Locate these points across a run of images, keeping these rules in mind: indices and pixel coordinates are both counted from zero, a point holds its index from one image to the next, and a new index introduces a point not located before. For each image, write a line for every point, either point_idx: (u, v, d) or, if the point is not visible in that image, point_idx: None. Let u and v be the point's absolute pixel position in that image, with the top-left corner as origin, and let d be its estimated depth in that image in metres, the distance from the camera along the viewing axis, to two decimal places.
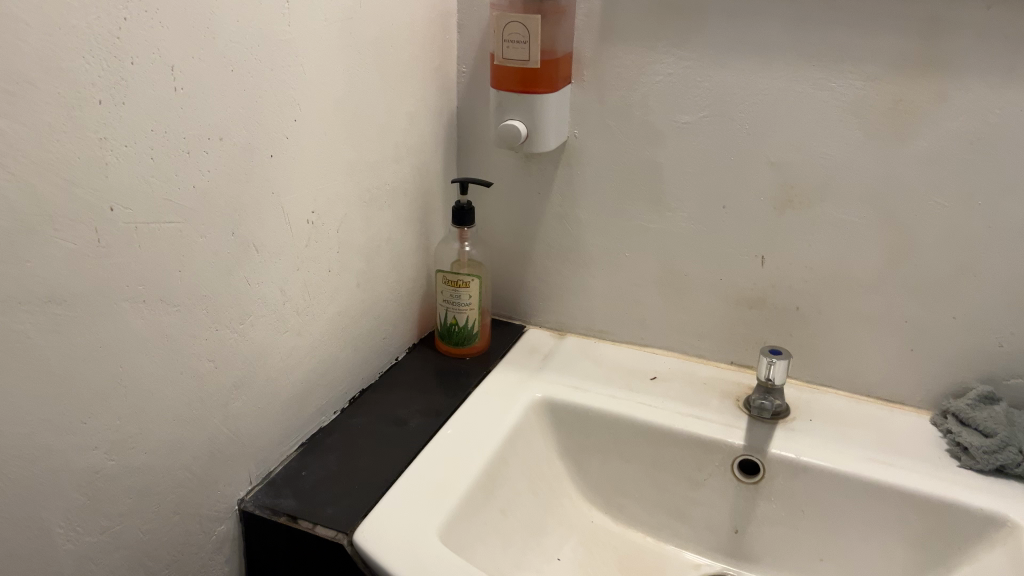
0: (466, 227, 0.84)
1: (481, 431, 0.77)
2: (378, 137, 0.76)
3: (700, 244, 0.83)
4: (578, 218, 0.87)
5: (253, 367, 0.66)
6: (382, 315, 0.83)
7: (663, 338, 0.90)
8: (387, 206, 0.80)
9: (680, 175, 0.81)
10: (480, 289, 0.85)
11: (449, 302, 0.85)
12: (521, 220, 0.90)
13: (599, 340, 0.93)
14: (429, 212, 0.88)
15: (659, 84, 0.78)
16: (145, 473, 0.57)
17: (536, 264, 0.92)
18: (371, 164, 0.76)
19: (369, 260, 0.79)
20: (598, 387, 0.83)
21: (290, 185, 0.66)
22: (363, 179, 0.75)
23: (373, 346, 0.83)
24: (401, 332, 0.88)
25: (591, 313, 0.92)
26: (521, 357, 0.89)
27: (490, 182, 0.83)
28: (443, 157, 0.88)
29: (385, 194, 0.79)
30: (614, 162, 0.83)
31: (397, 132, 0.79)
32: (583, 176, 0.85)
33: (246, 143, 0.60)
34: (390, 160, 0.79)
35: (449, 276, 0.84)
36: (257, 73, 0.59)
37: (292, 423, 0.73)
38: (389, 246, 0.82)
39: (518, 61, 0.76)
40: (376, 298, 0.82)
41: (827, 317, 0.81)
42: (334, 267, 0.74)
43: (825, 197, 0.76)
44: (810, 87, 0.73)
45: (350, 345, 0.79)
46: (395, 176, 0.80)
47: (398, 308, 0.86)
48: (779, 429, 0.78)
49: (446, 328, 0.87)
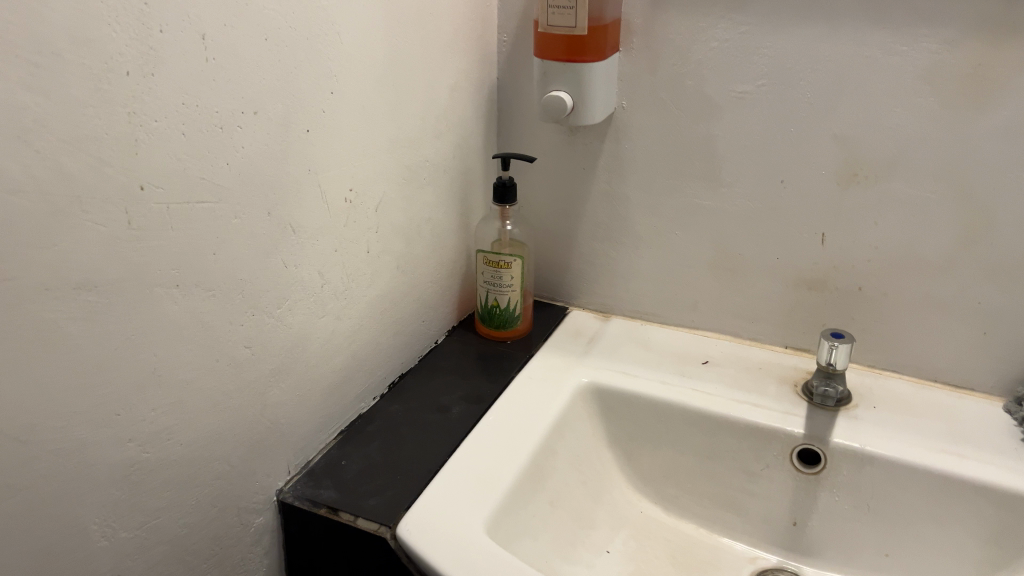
0: (508, 204, 0.80)
1: (527, 419, 0.73)
2: (419, 111, 0.72)
3: (756, 221, 0.79)
4: (627, 195, 0.83)
5: (292, 353, 0.63)
6: (423, 297, 0.80)
7: (714, 321, 0.85)
8: (428, 184, 0.76)
9: (737, 150, 0.77)
10: (522, 269, 0.81)
11: (490, 283, 0.82)
12: (565, 198, 0.86)
13: (647, 323, 0.88)
14: (470, 190, 0.84)
15: (715, 52, 0.74)
16: (182, 465, 0.55)
17: (581, 243, 0.88)
18: (412, 140, 0.72)
19: (409, 241, 0.76)
20: (647, 372, 0.80)
21: (328, 163, 0.62)
22: (404, 156, 0.72)
23: (413, 330, 0.79)
24: (442, 315, 0.84)
25: (638, 295, 0.88)
26: (566, 340, 0.86)
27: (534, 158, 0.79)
28: (485, 130, 0.84)
29: (426, 171, 0.75)
30: (666, 135, 0.79)
31: (438, 106, 0.75)
32: (632, 150, 0.81)
33: (283, 118, 0.56)
34: (432, 135, 0.75)
35: (489, 256, 0.81)
36: (294, 43, 0.56)
37: (332, 411, 0.70)
38: (429, 224, 0.78)
39: (563, 28, 0.72)
40: (417, 280, 0.78)
41: (893, 299, 0.76)
42: (374, 249, 0.71)
43: (894, 171, 0.72)
44: (879, 53, 0.68)
45: (391, 329, 0.76)
46: (436, 152, 0.76)
47: (439, 289, 0.83)
48: (841, 417, 0.74)
49: (486, 311, 0.84)
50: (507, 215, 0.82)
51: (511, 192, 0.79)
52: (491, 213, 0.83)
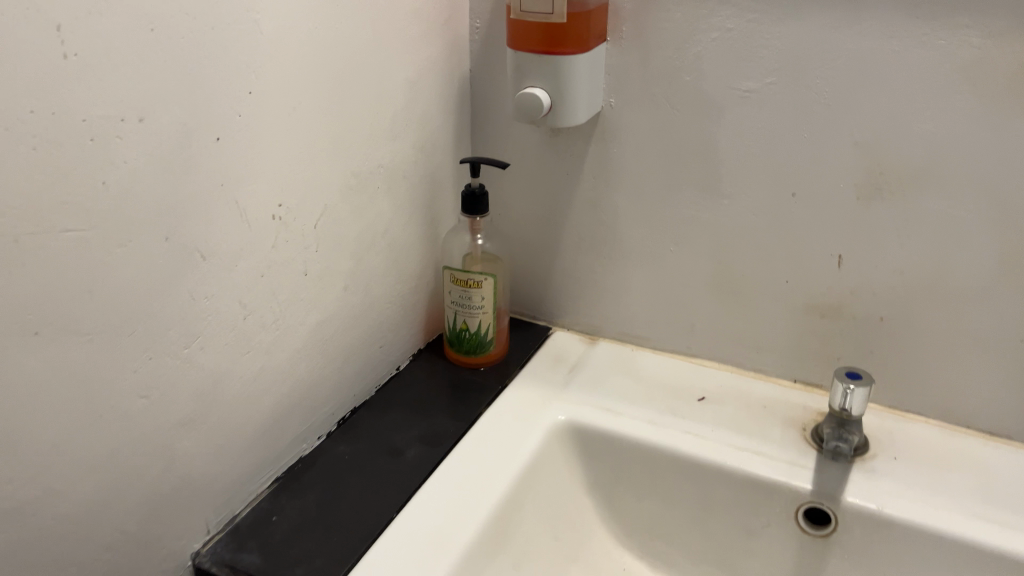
0: (478, 215, 0.70)
1: (492, 465, 0.64)
2: (369, 111, 0.62)
3: (763, 238, 0.68)
4: (615, 205, 0.73)
5: (206, 398, 0.54)
6: (380, 320, 0.70)
7: (713, 349, 0.75)
8: (383, 192, 0.66)
9: (741, 156, 0.66)
10: (494, 289, 0.72)
11: (457, 304, 0.72)
12: (546, 206, 0.76)
13: (638, 348, 0.78)
14: (438, 197, 0.74)
15: (717, 43, 0.63)
16: (56, 541, 0.46)
17: (564, 258, 0.78)
18: (362, 144, 0.63)
19: (361, 259, 0.66)
20: (634, 409, 0.70)
21: (249, 174, 0.53)
22: (351, 162, 0.62)
23: (368, 357, 0.70)
24: (405, 338, 0.74)
25: (628, 316, 0.78)
26: (545, 367, 0.76)
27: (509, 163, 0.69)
28: (455, 130, 0.74)
29: (381, 178, 0.66)
30: (659, 138, 0.68)
31: (395, 103, 0.65)
32: (621, 154, 0.71)
33: (183, 124, 0.47)
34: (387, 137, 0.65)
35: (456, 274, 0.71)
36: (195, 34, 0.46)
37: (263, 457, 0.61)
38: (387, 238, 0.68)
39: (540, 15, 0.62)
40: (372, 301, 0.69)
41: (919, 332, 0.66)
42: (313, 270, 0.61)
43: (925, 184, 0.61)
44: (911, 46, 0.57)
45: (339, 358, 0.66)
46: (394, 156, 0.66)
47: (401, 310, 0.73)
48: (856, 471, 0.63)
49: (455, 335, 0.74)
50: (478, 227, 0.72)
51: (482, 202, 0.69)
52: (461, 224, 0.73)
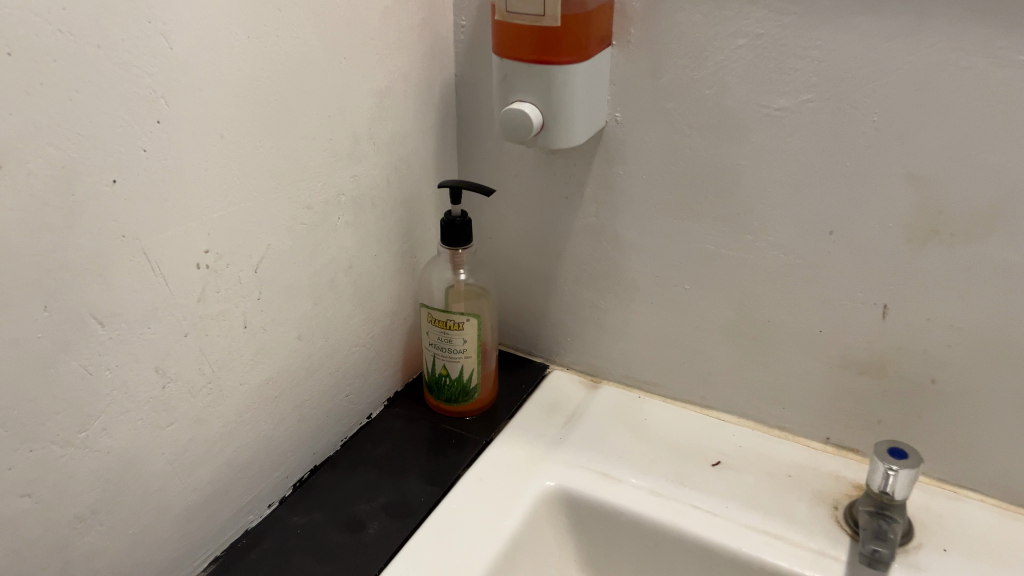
0: (460, 247, 0.60)
1: (466, 544, 0.54)
2: (325, 131, 0.53)
3: (793, 281, 0.58)
4: (620, 235, 0.63)
5: (113, 483, 0.45)
6: (345, 366, 0.61)
7: (732, 401, 0.65)
8: (346, 223, 0.57)
9: (769, 186, 0.56)
10: (479, 330, 0.62)
11: (436, 347, 0.63)
12: (542, 232, 0.66)
13: (646, 395, 0.68)
14: (416, 221, 0.65)
15: (743, 51, 0.52)
16: None
17: (563, 290, 0.68)
18: (317, 171, 0.53)
19: (319, 301, 0.57)
20: (637, 475, 0.60)
21: (162, 218, 0.43)
22: (303, 192, 0.52)
23: (330, 409, 0.61)
24: (376, 382, 0.65)
25: (635, 358, 0.68)
26: (538, 417, 0.66)
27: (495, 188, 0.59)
28: (436, 144, 0.64)
29: (343, 207, 0.56)
30: (673, 160, 0.58)
31: (359, 119, 0.55)
32: (628, 177, 0.60)
33: (63, 168, 0.38)
34: (349, 160, 0.55)
35: (435, 314, 0.61)
36: (75, 55, 0.37)
37: (195, 538, 0.52)
38: (352, 274, 0.59)
39: (531, 17, 0.51)
40: (335, 347, 0.59)
41: (978, 399, 0.55)
42: (255, 320, 0.52)
43: (993, 229, 0.50)
44: (982, 62, 0.46)
45: (294, 415, 0.57)
46: (358, 181, 0.57)
47: (371, 352, 0.64)
48: (897, 566, 0.53)
49: (434, 381, 0.65)
50: (461, 259, 0.62)
51: (464, 233, 0.60)
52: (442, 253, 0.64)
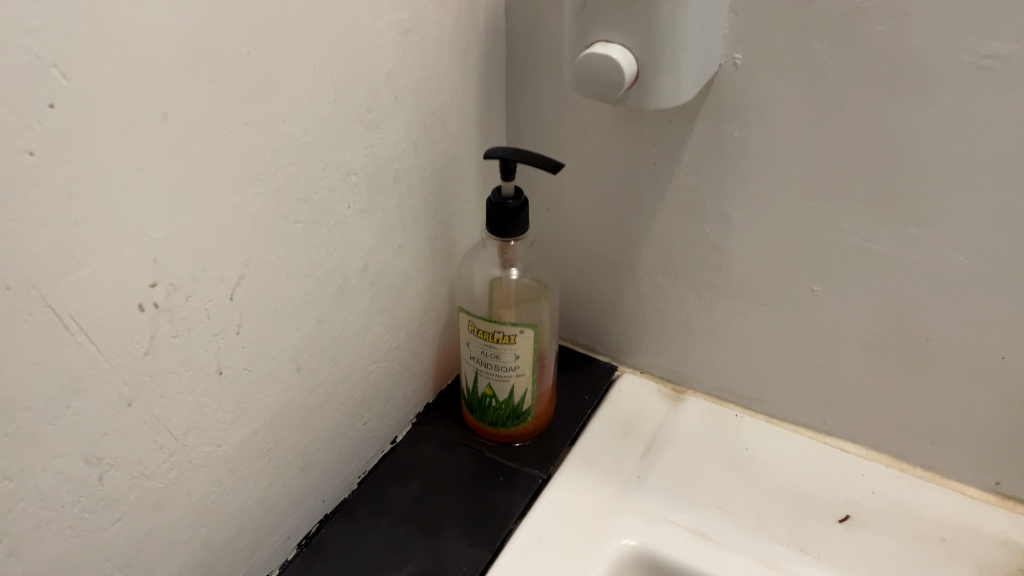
0: (513, 238, 0.45)
1: None
2: (327, 90, 0.37)
3: (972, 291, 0.42)
4: (725, 218, 0.47)
5: None
6: (363, 389, 0.47)
7: (859, 429, 0.50)
8: (359, 212, 0.42)
9: (955, 166, 0.39)
10: (535, 342, 0.47)
11: (480, 362, 0.48)
12: (621, 205, 0.50)
13: (743, 412, 0.54)
14: (452, 195, 0.49)
15: None
16: None
17: (643, 278, 0.53)
18: (316, 147, 0.37)
19: (325, 319, 0.42)
20: (743, 536, 0.46)
21: (75, 250, 0.28)
22: (297, 180, 0.37)
23: (344, 446, 0.47)
24: (403, 399, 0.51)
25: (732, 367, 0.53)
26: (609, 444, 0.52)
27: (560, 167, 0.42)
28: (479, 90, 0.48)
29: (355, 191, 0.40)
30: (814, 122, 0.42)
31: (374, 69, 0.39)
32: (745, 141, 0.44)
33: None
34: (362, 126, 0.40)
35: (478, 324, 0.47)
36: None
37: None
38: (369, 276, 0.44)
39: None
40: (347, 370, 0.45)
41: None
42: (236, 361, 0.37)
43: None
44: None
45: (295, 464, 0.43)
46: (376, 152, 0.41)
47: (395, 367, 0.49)
48: None
49: (476, 401, 0.51)
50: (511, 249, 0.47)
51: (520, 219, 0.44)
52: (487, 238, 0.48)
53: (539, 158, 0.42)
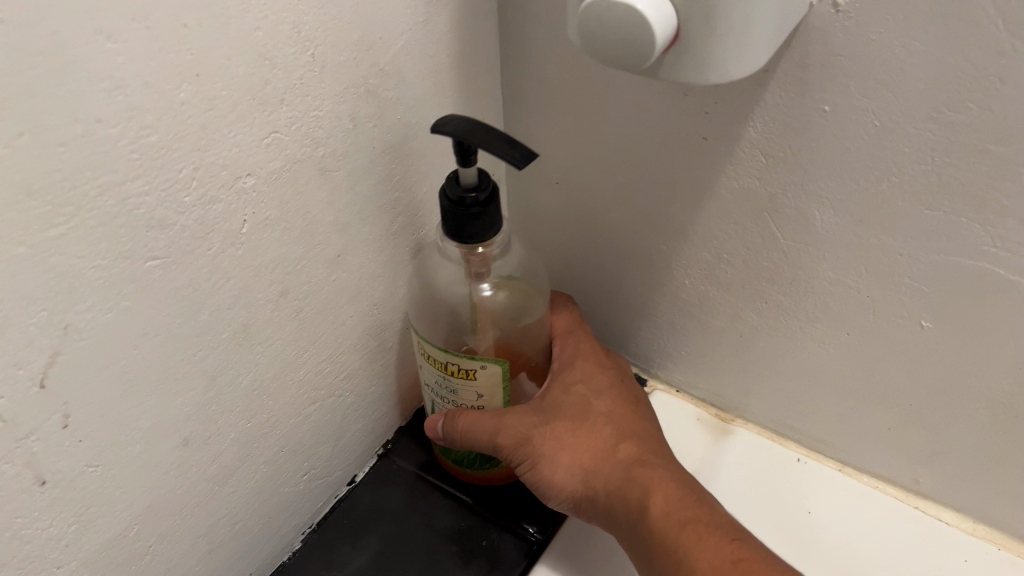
0: (477, 243, 0.32)
1: None
2: (179, 60, 0.23)
3: None
4: (804, 220, 0.33)
5: None
6: (297, 437, 0.35)
7: (966, 499, 0.38)
8: (265, 225, 0.29)
9: None
10: (505, 378, 0.36)
11: (437, 391, 0.37)
12: (654, 189, 0.37)
13: (808, 455, 0.42)
14: (420, 175, 0.36)
15: None
16: None
17: (682, 282, 0.40)
18: (171, 149, 0.24)
19: (222, 371, 0.30)
20: None
21: None
22: (142, 201, 0.24)
23: (274, 506, 0.36)
24: (360, 434, 0.40)
25: (797, 401, 0.40)
26: None
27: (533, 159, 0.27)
28: (458, 30, 0.33)
29: (251, 200, 0.28)
30: (955, 101, 0.27)
31: (268, 17, 0.25)
32: (841, 121, 0.29)
33: None
34: (254, 108, 0.26)
35: (427, 352, 0.35)
36: None
37: None
38: (290, 304, 0.32)
39: None
40: (268, 422, 0.33)
41: None
42: (68, 460, 0.26)
43: None
44: None
45: (198, 550, 0.33)
46: (284, 140, 0.28)
47: (345, 400, 0.38)
48: None
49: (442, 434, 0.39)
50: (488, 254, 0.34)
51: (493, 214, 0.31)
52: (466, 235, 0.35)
53: (500, 145, 0.27)
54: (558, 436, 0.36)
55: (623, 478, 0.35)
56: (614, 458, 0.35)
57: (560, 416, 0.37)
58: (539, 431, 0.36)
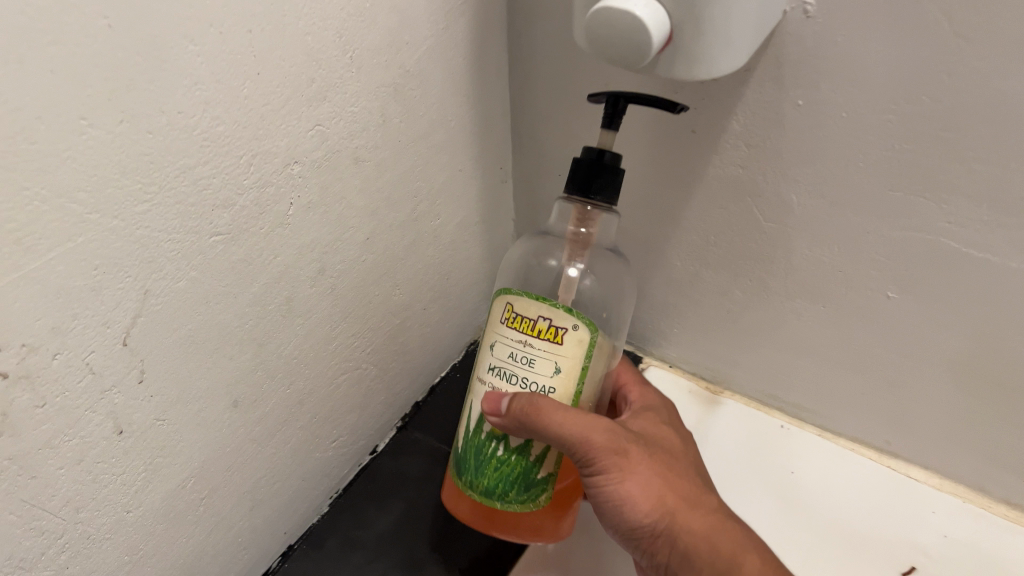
0: (594, 205, 0.35)
1: None
2: (243, 61, 0.27)
3: None
4: (783, 203, 0.37)
5: None
6: (330, 405, 0.39)
7: (933, 458, 0.42)
8: (308, 207, 0.33)
9: None
10: (585, 358, 0.34)
11: (507, 370, 0.34)
12: (648, 178, 0.41)
13: (791, 421, 0.46)
14: (438, 167, 0.40)
15: None
16: None
17: (675, 263, 0.44)
18: (235, 136, 0.28)
19: (269, 340, 0.34)
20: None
21: None
22: (212, 182, 0.28)
23: (307, 469, 0.40)
24: (383, 406, 0.44)
25: (779, 372, 0.44)
26: None
27: (677, 110, 0.32)
28: (473, 36, 0.37)
29: (298, 183, 0.31)
30: (909, 93, 0.31)
31: (316, 22, 0.29)
32: (813, 112, 0.34)
33: None
34: (303, 102, 0.30)
35: (517, 309, 0.34)
36: None
37: None
38: (327, 280, 0.35)
39: None
40: (306, 389, 0.37)
41: None
42: (143, 414, 0.29)
43: None
44: None
45: (241, 506, 0.36)
46: (328, 132, 0.32)
47: (370, 372, 0.41)
48: None
49: (473, 449, 0.36)
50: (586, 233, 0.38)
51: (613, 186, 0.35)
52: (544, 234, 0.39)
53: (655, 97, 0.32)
54: (646, 470, 0.34)
55: (711, 524, 0.33)
56: (701, 505, 0.34)
57: (648, 452, 0.35)
58: (636, 450, 0.34)
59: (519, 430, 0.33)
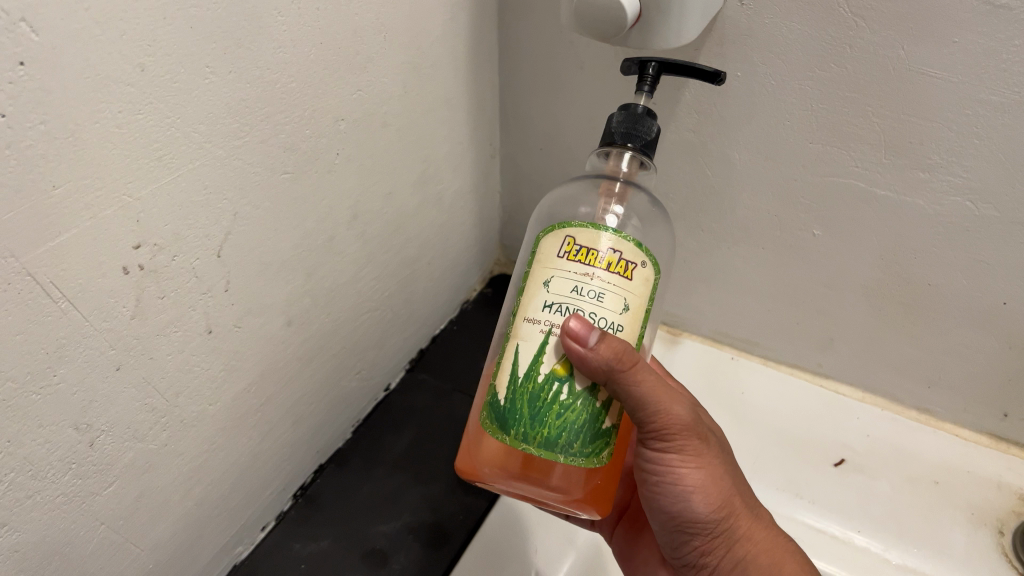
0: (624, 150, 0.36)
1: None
2: (308, 31, 0.34)
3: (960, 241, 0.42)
4: (726, 159, 0.46)
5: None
6: (355, 339, 0.47)
7: (854, 373, 0.52)
8: (348, 159, 0.40)
9: (969, 109, 0.37)
10: (644, 298, 0.34)
11: (564, 304, 0.33)
12: None
13: (740, 353, 0.57)
14: (441, 138, 0.47)
15: None
16: None
17: None
18: (300, 93, 0.35)
19: (315, 271, 0.41)
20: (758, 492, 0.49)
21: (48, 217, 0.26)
22: (283, 130, 0.35)
23: (336, 393, 0.47)
24: (392, 348, 0.51)
25: (728, 309, 0.54)
26: None
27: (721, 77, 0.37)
28: (470, 28, 0.45)
29: (342, 137, 0.39)
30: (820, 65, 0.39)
31: (358, 3, 0.36)
32: (748, 83, 0.42)
33: None
34: (347, 69, 0.37)
35: (579, 241, 0.33)
36: None
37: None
38: (359, 226, 0.43)
39: None
40: (340, 319, 0.44)
41: None
42: (226, 320, 0.36)
43: None
44: None
45: (287, 417, 0.43)
46: (365, 96, 0.39)
47: (385, 314, 0.49)
48: None
49: (529, 394, 0.33)
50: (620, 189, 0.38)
51: (642, 135, 0.36)
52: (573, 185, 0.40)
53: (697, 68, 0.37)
54: (714, 459, 0.38)
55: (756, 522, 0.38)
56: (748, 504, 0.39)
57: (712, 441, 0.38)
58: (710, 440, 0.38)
59: (599, 373, 0.32)
